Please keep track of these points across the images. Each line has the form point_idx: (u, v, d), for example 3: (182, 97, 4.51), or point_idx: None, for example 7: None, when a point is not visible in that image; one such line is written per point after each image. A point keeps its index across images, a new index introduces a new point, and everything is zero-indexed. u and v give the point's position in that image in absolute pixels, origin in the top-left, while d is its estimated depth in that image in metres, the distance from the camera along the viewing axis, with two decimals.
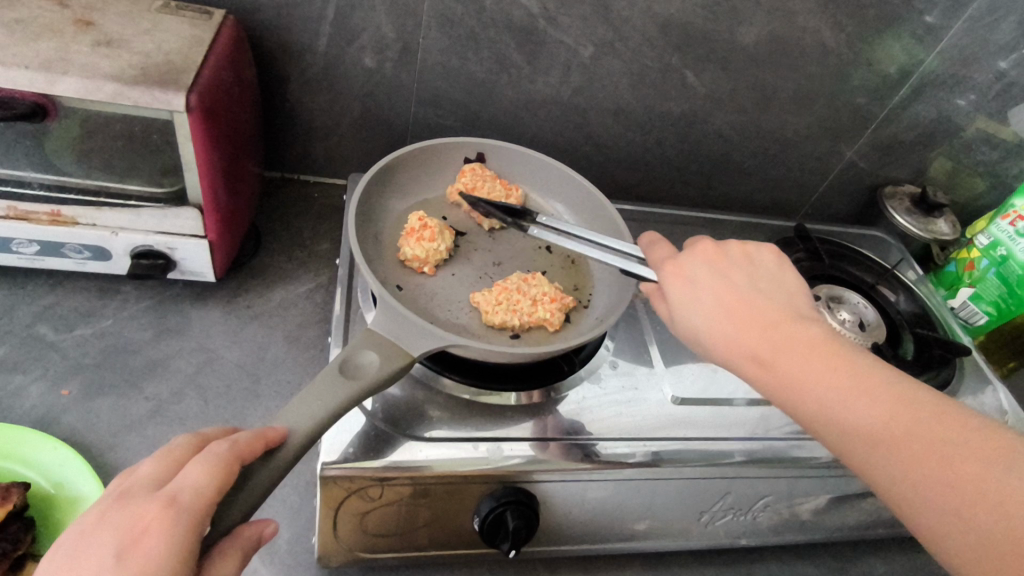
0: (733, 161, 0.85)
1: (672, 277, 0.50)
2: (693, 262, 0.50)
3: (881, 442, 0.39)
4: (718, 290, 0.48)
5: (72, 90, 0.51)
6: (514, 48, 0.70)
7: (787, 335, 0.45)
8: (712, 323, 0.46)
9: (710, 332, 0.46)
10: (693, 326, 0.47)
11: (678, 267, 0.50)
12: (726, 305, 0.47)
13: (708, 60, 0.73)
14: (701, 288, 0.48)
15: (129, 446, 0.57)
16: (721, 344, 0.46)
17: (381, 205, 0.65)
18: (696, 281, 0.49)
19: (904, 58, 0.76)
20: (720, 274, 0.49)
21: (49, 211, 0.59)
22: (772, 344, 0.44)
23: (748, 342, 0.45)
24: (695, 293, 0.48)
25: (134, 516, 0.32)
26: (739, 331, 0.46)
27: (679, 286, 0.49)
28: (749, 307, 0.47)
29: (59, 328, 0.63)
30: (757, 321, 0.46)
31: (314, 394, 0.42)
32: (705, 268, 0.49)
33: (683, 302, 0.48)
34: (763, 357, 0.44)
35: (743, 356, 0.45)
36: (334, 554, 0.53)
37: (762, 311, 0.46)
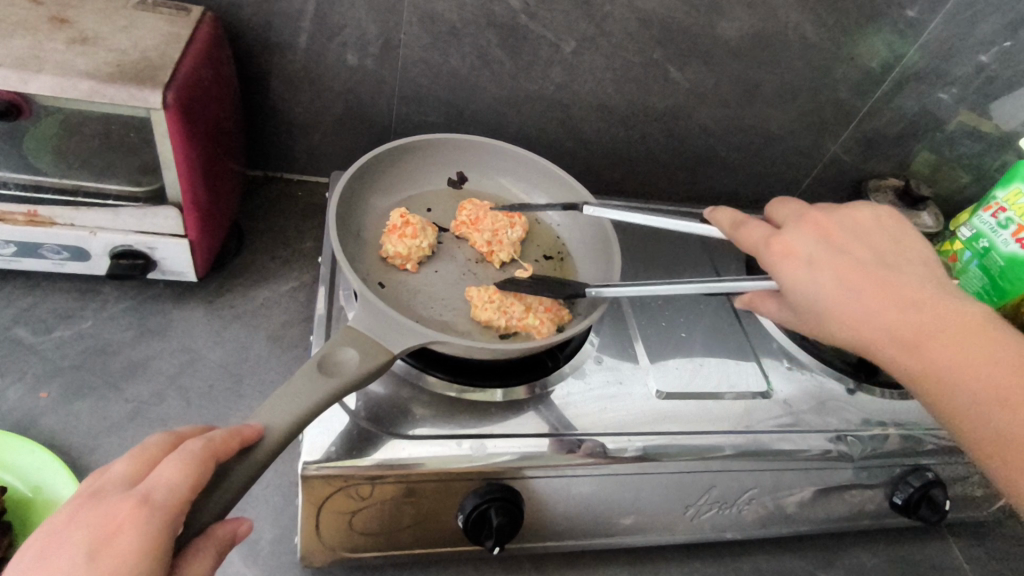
0: (718, 156, 0.85)
1: (790, 258, 0.47)
2: (812, 242, 0.47)
3: (997, 417, 0.41)
4: (844, 271, 0.45)
5: (46, 88, 0.51)
6: (497, 44, 0.70)
7: (922, 315, 0.44)
8: (843, 307, 0.45)
9: (840, 305, 0.45)
10: (820, 308, 0.46)
11: (787, 248, 0.47)
12: (856, 287, 0.45)
13: (691, 56, 0.73)
14: (824, 266, 0.46)
15: (110, 447, 0.56)
16: (845, 318, 0.45)
17: (363, 203, 0.65)
18: (813, 262, 0.46)
19: (885, 52, 0.76)
20: (838, 252, 0.46)
21: (25, 212, 0.58)
22: (906, 326, 0.44)
23: (882, 324, 0.44)
24: (813, 274, 0.46)
25: (105, 515, 0.31)
26: (864, 306, 0.45)
27: (794, 267, 0.46)
28: (875, 287, 0.45)
29: (38, 330, 0.62)
30: (889, 300, 0.45)
31: (293, 391, 0.42)
32: (820, 247, 0.47)
33: (807, 286, 0.46)
34: (896, 340, 0.44)
35: (877, 338, 0.44)
36: (317, 554, 0.52)
37: (893, 289, 0.45)
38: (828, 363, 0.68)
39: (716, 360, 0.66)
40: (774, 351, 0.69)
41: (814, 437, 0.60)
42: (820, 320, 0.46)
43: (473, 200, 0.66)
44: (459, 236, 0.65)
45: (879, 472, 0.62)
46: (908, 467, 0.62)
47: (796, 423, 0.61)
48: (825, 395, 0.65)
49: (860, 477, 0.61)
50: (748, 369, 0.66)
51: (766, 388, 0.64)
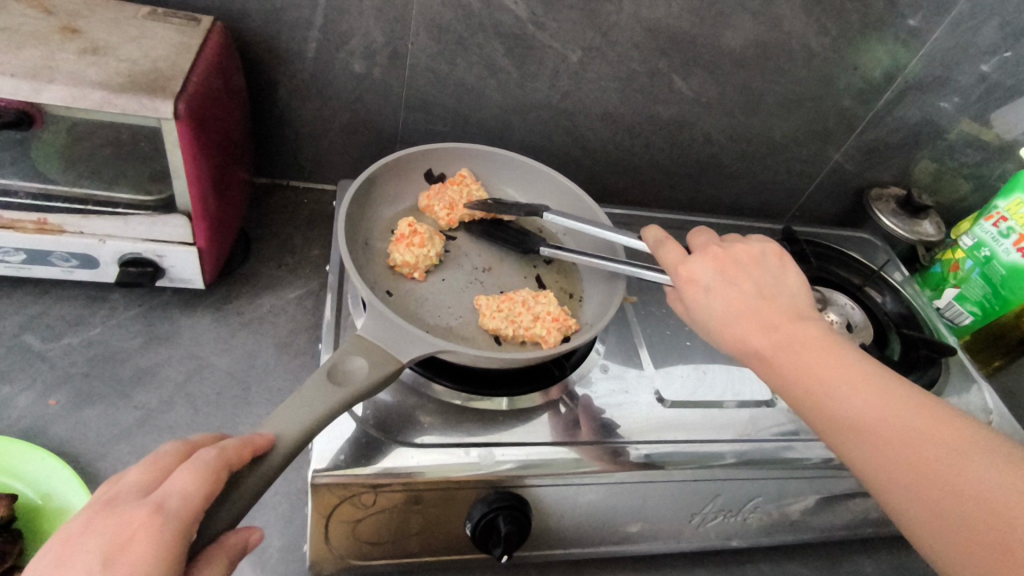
0: (721, 164, 0.86)
1: (688, 282, 0.50)
2: (710, 268, 0.50)
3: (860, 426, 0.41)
4: (728, 297, 0.48)
5: (59, 98, 0.51)
6: (504, 53, 0.70)
7: (792, 332, 0.46)
8: (727, 326, 0.48)
9: (725, 329, 0.48)
10: (712, 326, 0.49)
11: (689, 275, 0.50)
12: (735, 309, 0.48)
13: (696, 65, 0.74)
14: (713, 293, 0.49)
15: (119, 455, 0.56)
16: (728, 338, 0.48)
17: (371, 211, 0.65)
18: (710, 289, 0.49)
19: (888, 62, 0.77)
20: (731, 281, 0.49)
21: (35, 220, 0.58)
22: (777, 344, 0.46)
23: (756, 341, 0.46)
24: (706, 299, 0.49)
25: (120, 523, 0.32)
26: (742, 327, 0.47)
27: (692, 293, 0.50)
28: (755, 310, 0.47)
29: (47, 337, 0.63)
30: (766, 321, 0.47)
31: (302, 400, 0.42)
32: (717, 275, 0.50)
33: (702, 307, 0.49)
34: (770, 356, 0.46)
35: (755, 353, 0.46)
36: (326, 561, 0.52)
37: (775, 312, 0.47)
38: None
39: (721, 367, 0.66)
40: None
41: (817, 445, 0.60)
42: (714, 336, 0.49)
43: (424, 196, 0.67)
44: (450, 228, 0.67)
45: None
46: None
47: (800, 431, 0.62)
48: None
49: (865, 485, 0.62)
50: (753, 377, 0.66)
51: (770, 397, 0.64)
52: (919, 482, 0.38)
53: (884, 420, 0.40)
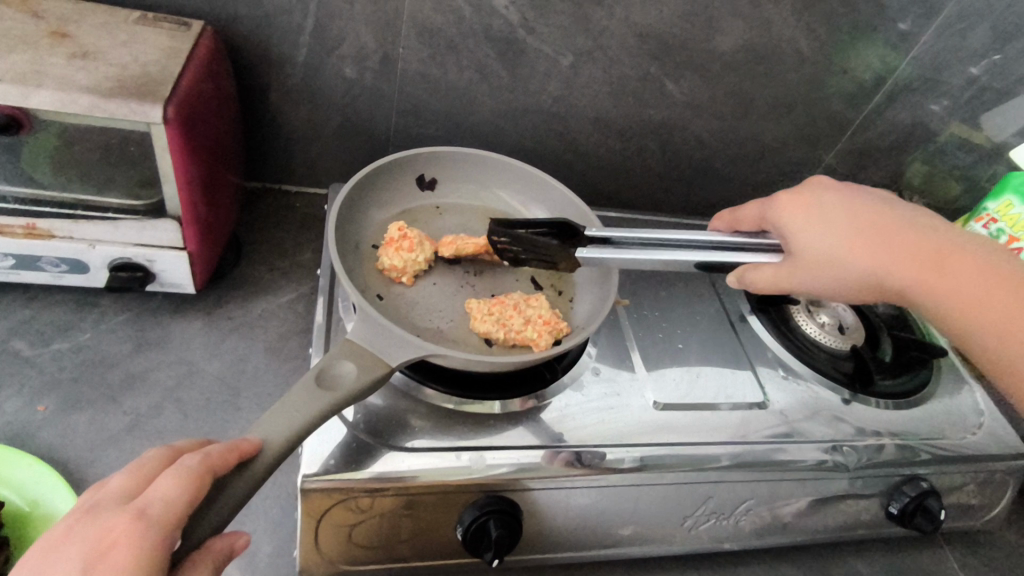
0: (713, 168, 0.86)
1: (803, 218, 0.52)
2: (822, 196, 0.53)
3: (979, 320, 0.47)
4: (848, 215, 0.51)
5: (47, 103, 0.51)
6: (495, 57, 0.71)
7: (919, 240, 0.50)
8: (854, 251, 0.50)
9: (852, 249, 0.50)
10: (833, 256, 0.50)
11: (798, 201, 0.53)
12: (860, 232, 0.50)
13: (687, 68, 0.74)
14: (826, 217, 0.52)
15: (108, 460, 0.56)
16: (858, 256, 0.50)
17: (362, 215, 0.65)
18: (823, 211, 0.52)
19: (878, 65, 0.77)
20: (844, 211, 0.51)
21: (24, 224, 0.58)
22: (910, 261, 0.49)
23: (888, 261, 0.49)
24: (821, 223, 0.51)
25: (100, 531, 0.31)
26: (869, 244, 0.50)
27: (805, 218, 0.52)
28: (877, 232, 0.50)
29: (36, 343, 0.62)
30: (891, 238, 0.50)
31: (290, 405, 0.42)
32: (827, 206, 0.52)
33: (823, 236, 0.51)
34: (902, 276, 0.49)
35: (889, 273, 0.49)
36: (316, 567, 0.52)
37: (894, 227, 0.50)
38: (823, 373, 0.68)
39: (713, 370, 0.66)
40: (771, 360, 0.69)
41: (809, 448, 0.60)
42: (834, 264, 0.50)
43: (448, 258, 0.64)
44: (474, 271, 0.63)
45: (874, 482, 0.62)
46: (903, 477, 0.63)
47: (791, 433, 0.62)
48: (820, 405, 0.66)
49: (856, 487, 0.62)
50: (745, 379, 0.66)
51: (762, 399, 0.65)
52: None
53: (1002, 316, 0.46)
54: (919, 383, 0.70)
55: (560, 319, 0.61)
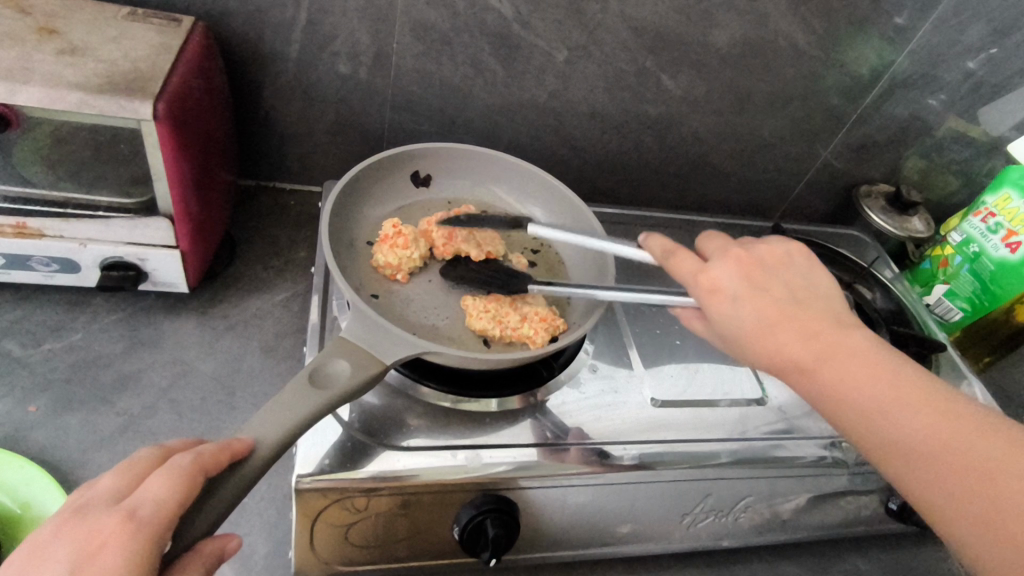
0: (710, 163, 0.86)
1: (717, 290, 0.46)
2: (733, 277, 0.47)
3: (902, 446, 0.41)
4: (761, 307, 0.45)
5: (35, 100, 0.50)
6: (490, 52, 0.70)
7: (833, 341, 0.44)
8: (761, 338, 0.45)
9: (763, 345, 0.45)
10: (742, 338, 0.46)
11: (711, 283, 0.47)
12: (770, 315, 0.45)
13: (683, 63, 0.74)
14: (741, 307, 0.45)
15: (101, 462, 0.55)
16: (762, 352, 0.45)
17: (356, 211, 0.65)
18: (738, 298, 0.46)
19: (875, 59, 0.77)
20: (758, 289, 0.46)
21: (13, 223, 0.57)
22: (816, 357, 0.43)
23: (795, 355, 0.44)
24: (736, 311, 0.46)
25: (90, 532, 0.31)
26: (781, 337, 0.44)
27: (719, 304, 0.46)
28: (788, 320, 0.45)
29: (27, 344, 0.62)
30: (802, 327, 0.45)
31: (282, 404, 0.41)
32: (741, 282, 0.46)
33: (732, 317, 0.46)
34: (806, 371, 0.44)
35: (794, 368, 0.44)
36: (312, 568, 0.52)
37: (808, 320, 0.45)
38: None
39: (711, 366, 0.66)
40: None
41: (808, 444, 0.60)
42: (742, 345, 0.46)
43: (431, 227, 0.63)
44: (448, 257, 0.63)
45: (875, 479, 0.62)
46: None
47: (790, 429, 0.61)
48: None
49: (856, 483, 0.62)
50: (743, 375, 0.66)
51: (761, 395, 0.64)
52: (968, 497, 0.38)
53: (930, 439, 0.40)
54: None
55: (557, 315, 0.60)
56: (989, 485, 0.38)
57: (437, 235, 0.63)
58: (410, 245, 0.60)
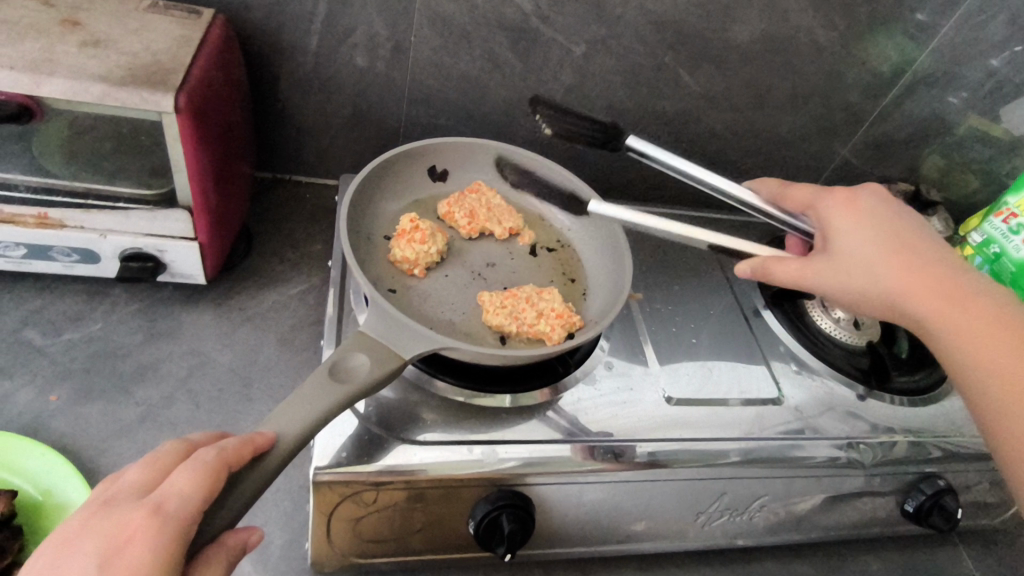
0: (727, 160, 0.85)
1: (835, 228, 0.54)
2: (873, 205, 0.54)
3: (976, 360, 0.47)
4: (867, 242, 0.52)
5: (58, 91, 0.50)
6: (507, 46, 0.70)
7: (959, 291, 0.49)
8: (877, 264, 0.50)
9: (889, 273, 0.50)
10: (852, 261, 0.51)
11: (847, 209, 0.54)
12: (903, 259, 0.51)
13: (701, 58, 0.73)
14: (865, 233, 0.52)
15: (120, 451, 0.56)
16: (886, 278, 0.50)
17: (373, 206, 0.65)
18: (844, 230, 0.53)
19: (896, 56, 0.76)
20: (866, 226, 0.53)
21: (35, 214, 0.58)
22: (950, 304, 0.49)
23: (902, 284, 0.50)
24: (846, 242, 0.53)
25: (118, 525, 0.31)
26: (911, 269, 0.50)
27: (838, 237, 0.53)
28: (944, 276, 0.50)
29: (47, 333, 0.62)
30: (909, 263, 0.50)
31: (304, 398, 0.42)
32: (848, 221, 0.53)
33: (830, 250, 0.53)
34: (925, 309, 0.49)
35: (946, 311, 0.49)
36: (328, 559, 0.52)
37: (919, 258, 0.51)
38: (836, 368, 0.68)
39: (726, 365, 0.66)
40: (784, 355, 0.69)
41: (824, 444, 0.60)
42: (844, 275, 0.51)
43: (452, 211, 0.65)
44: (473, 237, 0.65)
45: (891, 480, 0.62)
46: (919, 474, 0.62)
47: (805, 429, 0.61)
48: (835, 401, 0.65)
49: (872, 484, 0.61)
50: (759, 374, 0.65)
51: (777, 395, 0.64)
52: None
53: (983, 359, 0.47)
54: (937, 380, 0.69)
55: (573, 312, 0.60)
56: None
57: (461, 216, 0.65)
58: (435, 237, 0.61)
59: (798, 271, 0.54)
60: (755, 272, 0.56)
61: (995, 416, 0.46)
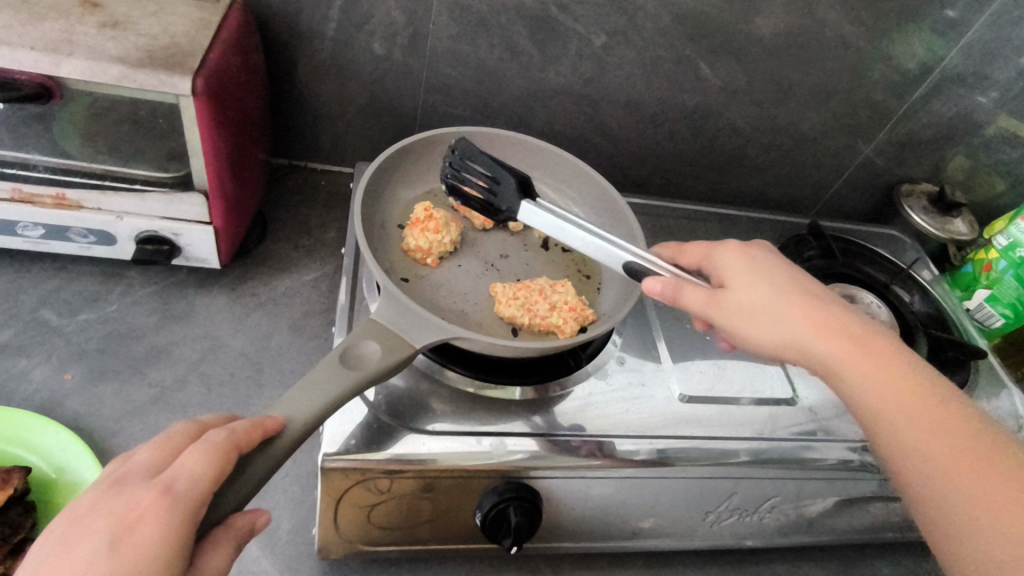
0: (746, 156, 0.84)
1: (727, 268, 0.49)
2: (768, 255, 0.49)
3: (888, 420, 0.42)
4: (771, 283, 0.47)
5: (77, 72, 0.51)
6: (526, 35, 0.69)
7: (865, 339, 0.44)
8: (775, 311, 0.46)
9: (788, 317, 0.45)
10: (747, 308, 0.46)
11: (746, 251, 0.50)
12: (801, 300, 0.46)
13: (723, 52, 0.72)
14: (762, 275, 0.48)
15: (132, 432, 0.56)
16: (780, 324, 0.45)
17: (388, 194, 0.64)
18: (750, 269, 0.48)
19: (924, 53, 0.74)
20: (762, 271, 0.48)
21: (54, 195, 0.59)
22: (851, 349, 0.44)
23: (795, 330, 0.45)
24: (746, 283, 0.47)
25: (128, 504, 0.31)
26: (814, 315, 0.45)
27: (734, 276, 0.48)
28: (840, 321, 0.45)
29: (64, 313, 0.63)
30: (807, 310, 0.45)
31: (313, 383, 0.42)
32: (743, 263, 0.49)
33: (734, 290, 0.47)
34: (827, 355, 0.44)
35: (848, 358, 0.44)
36: (335, 546, 0.52)
37: (820, 305, 0.46)
38: None
39: (741, 363, 0.65)
40: None
41: (837, 446, 0.59)
42: (749, 316, 0.46)
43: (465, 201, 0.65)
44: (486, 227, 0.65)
45: None
46: None
47: (819, 431, 0.60)
48: None
49: (886, 489, 0.60)
50: (774, 374, 0.64)
51: (791, 395, 0.63)
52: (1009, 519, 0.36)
53: (902, 414, 0.41)
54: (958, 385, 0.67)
55: (586, 306, 0.60)
56: (977, 482, 0.38)
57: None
58: (449, 227, 0.61)
59: (709, 303, 0.48)
60: (665, 292, 0.49)
61: (910, 469, 0.41)
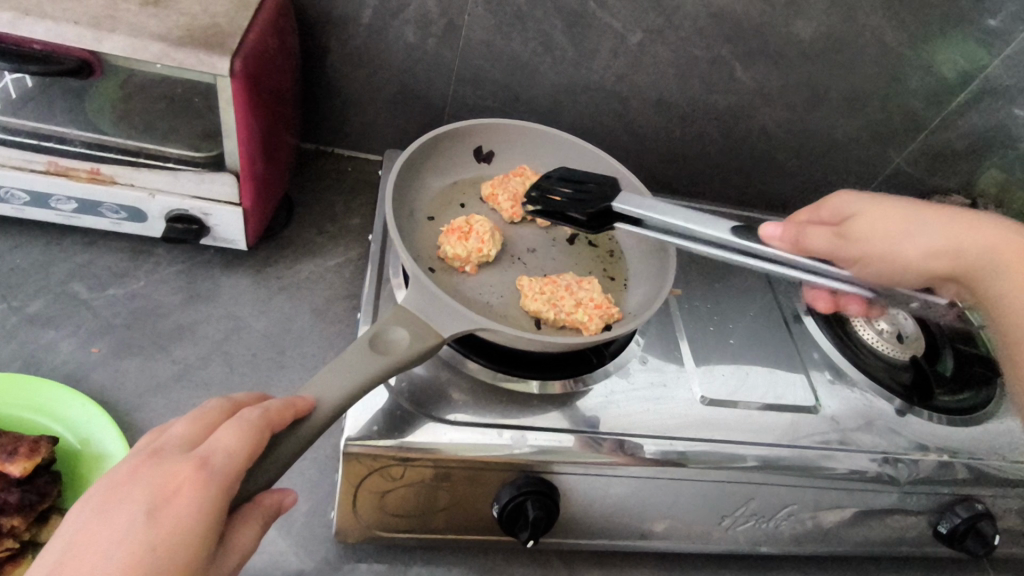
0: (775, 160, 0.83)
1: (846, 203, 0.52)
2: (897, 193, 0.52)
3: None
4: (911, 207, 0.50)
5: (118, 48, 0.51)
6: (561, 30, 0.69)
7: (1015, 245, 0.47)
8: (920, 228, 0.49)
9: (933, 235, 0.48)
10: (884, 227, 0.50)
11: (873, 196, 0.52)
12: (943, 217, 0.49)
13: (759, 54, 0.71)
14: (902, 203, 0.51)
15: (155, 407, 0.57)
16: (924, 240, 0.49)
17: (417, 183, 0.64)
18: (883, 199, 0.51)
19: (964, 62, 0.73)
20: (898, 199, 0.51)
21: (88, 169, 0.59)
22: (1010, 255, 0.46)
23: (943, 243, 0.48)
24: (882, 206, 0.51)
25: (164, 475, 0.31)
26: (964, 228, 0.48)
27: (871, 203, 0.51)
28: (994, 232, 0.47)
29: (92, 287, 0.64)
30: (952, 223, 0.48)
31: (342, 366, 0.42)
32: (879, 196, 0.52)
33: (863, 215, 0.51)
34: (983, 260, 0.47)
35: (1006, 264, 0.47)
36: (352, 531, 0.52)
37: (966, 220, 0.48)
38: (877, 381, 0.66)
39: (763, 369, 0.64)
40: (820, 363, 0.67)
41: (858, 457, 0.58)
42: (885, 236, 0.50)
43: (495, 193, 0.65)
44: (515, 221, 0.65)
45: (926, 499, 0.60)
46: (955, 496, 0.60)
47: (841, 441, 0.59)
48: (873, 414, 0.63)
49: (906, 502, 0.59)
50: (796, 382, 0.64)
51: (813, 403, 0.62)
52: None
53: None
54: (983, 402, 0.66)
55: (612, 304, 0.59)
56: None
57: (504, 199, 0.64)
58: (490, 236, 0.60)
59: (834, 236, 0.52)
60: (786, 237, 0.53)
61: None
